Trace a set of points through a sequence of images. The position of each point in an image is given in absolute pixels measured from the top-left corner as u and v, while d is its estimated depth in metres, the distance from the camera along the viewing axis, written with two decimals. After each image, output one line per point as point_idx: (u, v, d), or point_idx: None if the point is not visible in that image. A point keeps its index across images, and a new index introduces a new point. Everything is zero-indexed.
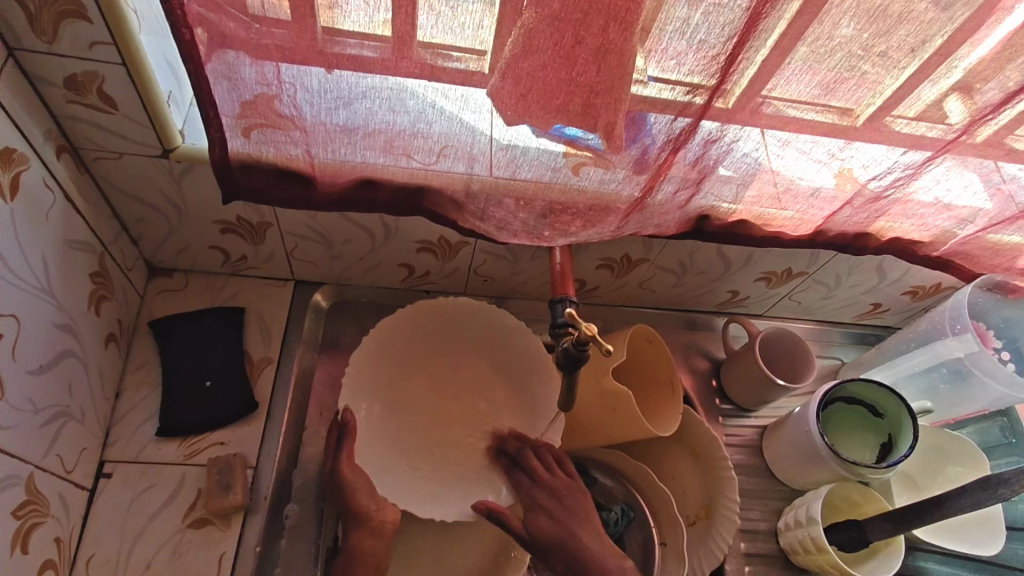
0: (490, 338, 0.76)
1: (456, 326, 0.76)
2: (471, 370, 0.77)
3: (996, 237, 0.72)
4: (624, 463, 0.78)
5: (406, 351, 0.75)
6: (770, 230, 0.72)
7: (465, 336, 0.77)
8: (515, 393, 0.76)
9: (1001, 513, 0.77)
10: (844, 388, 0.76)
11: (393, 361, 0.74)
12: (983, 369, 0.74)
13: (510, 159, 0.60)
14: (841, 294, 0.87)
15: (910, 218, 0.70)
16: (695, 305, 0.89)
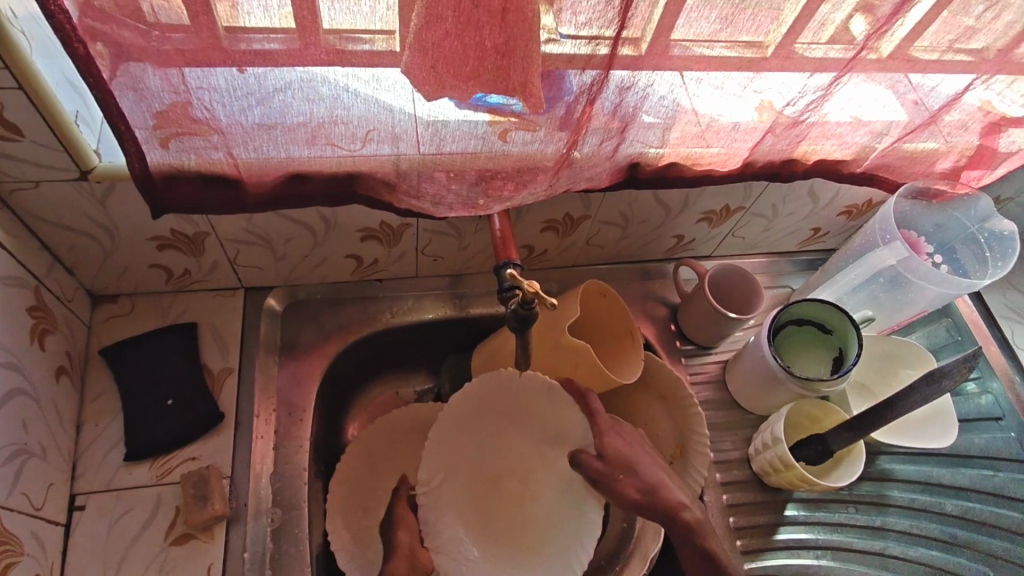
0: (464, 424, 0.69)
1: (450, 431, 0.68)
2: (476, 456, 0.69)
3: (913, 145, 0.74)
4: None
5: (447, 480, 0.68)
6: (700, 169, 0.73)
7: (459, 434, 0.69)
8: (517, 434, 0.69)
9: (950, 404, 0.82)
10: (792, 311, 0.79)
11: (449, 504, 0.67)
12: (916, 273, 0.77)
13: (434, 134, 0.60)
14: (781, 224, 0.90)
15: (831, 138, 0.73)
16: (644, 255, 0.91)
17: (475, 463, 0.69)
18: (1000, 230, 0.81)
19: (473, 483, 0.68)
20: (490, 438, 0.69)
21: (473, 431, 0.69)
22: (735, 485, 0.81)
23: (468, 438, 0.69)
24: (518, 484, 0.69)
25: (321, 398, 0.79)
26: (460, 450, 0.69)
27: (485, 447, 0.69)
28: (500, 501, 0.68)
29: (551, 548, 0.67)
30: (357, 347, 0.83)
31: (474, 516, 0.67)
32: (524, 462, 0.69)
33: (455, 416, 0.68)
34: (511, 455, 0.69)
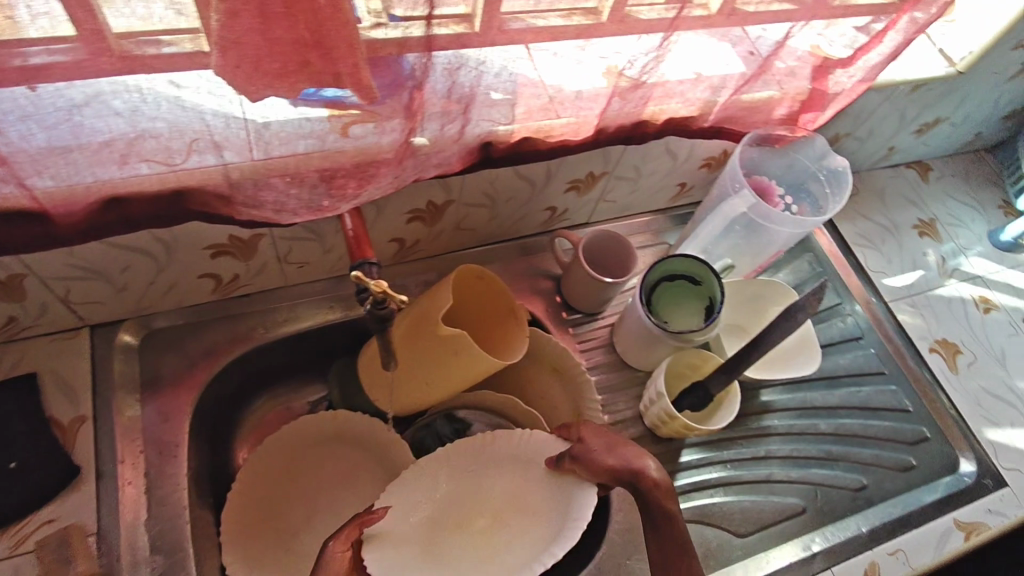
0: (489, 455, 0.68)
1: (461, 457, 0.69)
2: (478, 485, 0.67)
3: (750, 96, 0.77)
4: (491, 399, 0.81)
5: (415, 505, 0.66)
6: (554, 141, 0.73)
7: (473, 465, 0.68)
8: (528, 471, 0.66)
9: (814, 333, 0.88)
10: (662, 268, 0.81)
11: (416, 518, 0.65)
12: (766, 218, 0.81)
13: (258, 138, 0.56)
14: (647, 184, 0.92)
15: (675, 97, 0.74)
16: (521, 231, 0.91)
17: (476, 498, 0.67)
18: (835, 167, 0.87)
19: (437, 526, 0.65)
20: (503, 475, 0.67)
21: (488, 466, 0.68)
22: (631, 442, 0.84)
23: (478, 465, 0.68)
24: (487, 524, 0.64)
25: (197, 429, 0.74)
26: (454, 475, 0.68)
27: (494, 483, 0.67)
28: (468, 541, 0.64)
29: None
30: (232, 369, 0.78)
31: (433, 541, 0.64)
32: (519, 502, 0.65)
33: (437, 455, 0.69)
34: (509, 497, 0.66)
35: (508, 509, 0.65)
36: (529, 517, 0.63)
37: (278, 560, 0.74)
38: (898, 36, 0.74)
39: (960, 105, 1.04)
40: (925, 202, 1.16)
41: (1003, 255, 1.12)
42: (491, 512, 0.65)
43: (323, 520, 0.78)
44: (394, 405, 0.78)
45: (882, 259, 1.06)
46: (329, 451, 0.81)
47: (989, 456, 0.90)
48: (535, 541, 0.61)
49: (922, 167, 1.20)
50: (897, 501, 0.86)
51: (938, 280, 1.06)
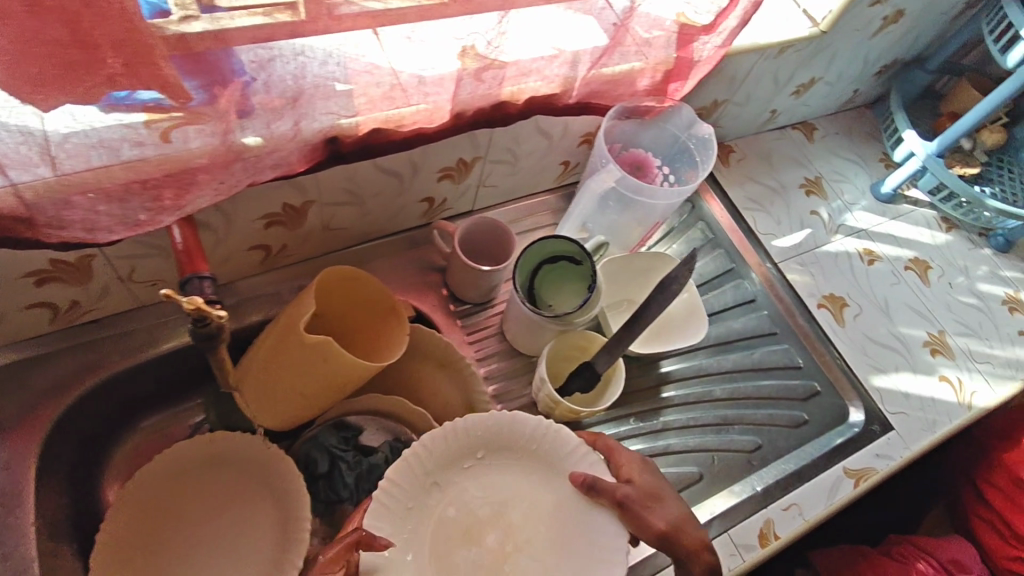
0: (500, 449, 0.66)
1: (471, 452, 0.65)
2: (495, 493, 0.65)
3: (609, 69, 0.76)
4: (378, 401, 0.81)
5: (412, 530, 0.62)
6: (408, 131, 0.69)
7: (485, 459, 0.65)
8: (547, 476, 0.65)
9: (701, 303, 0.88)
10: (540, 250, 0.80)
11: (423, 544, 0.61)
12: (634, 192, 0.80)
13: (40, 148, 0.49)
14: (526, 164, 0.90)
15: (531, 75, 0.72)
16: (402, 224, 0.88)
17: (483, 505, 0.64)
18: (703, 135, 0.86)
19: (444, 541, 0.62)
20: (520, 477, 0.65)
21: (505, 464, 0.65)
22: None
23: (494, 466, 0.65)
24: (499, 539, 0.62)
25: (50, 470, 0.69)
26: (467, 479, 0.65)
27: (516, 488, 0.65)
28: (482, 566, 0.61)
29: None
30: (88, 402, 0.72)
31: (432, 568, 0.61)
32: (536, 515, 0.64)
33: (490, 432, 0.65)
34: (527, 507, 0.64)
35: (518, 527, 0.63)
36: (544, 533, 0.63)
37: None
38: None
39: (832, 64, 1.06)
40: (811, 160, 1.18)
41: (886, 207, 1.16)
42: (508, 522, 0.63)
43: (201, 552, 0.73)
44: (275, 420, 0.75)
45: (771, 221, 1.08)
46: (207, 477, 0.75)
47: (876, 403, 0.93)
48: (556, 558, 0.61)
49: (807, 126, 1.22)
50: (790, 458, 0.88)
51: (825, 237, 1.09)
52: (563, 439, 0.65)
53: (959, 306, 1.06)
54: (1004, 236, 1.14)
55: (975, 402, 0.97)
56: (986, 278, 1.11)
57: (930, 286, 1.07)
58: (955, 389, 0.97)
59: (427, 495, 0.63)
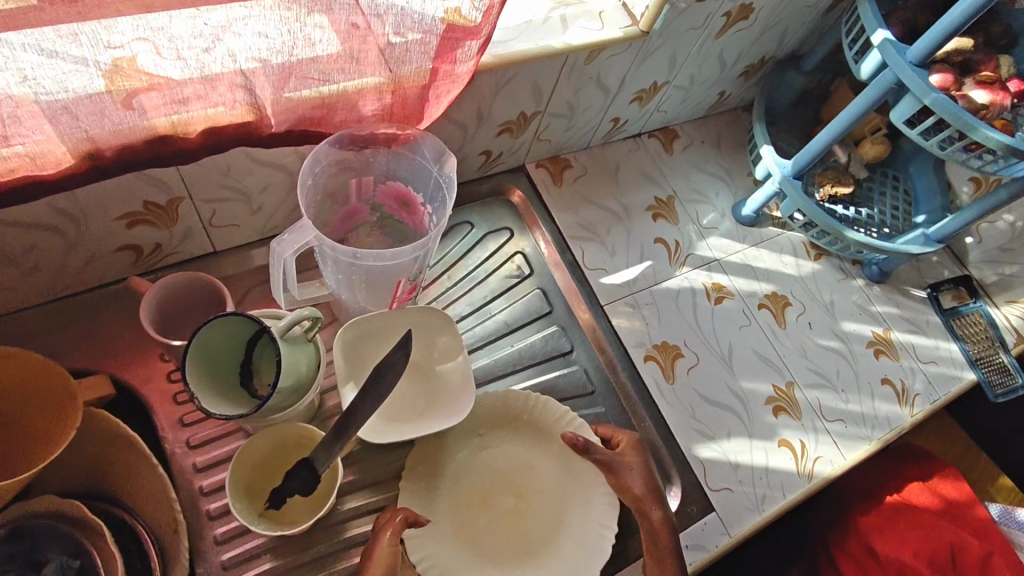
0: (468, 431, 0.76)
1: (457, 432, 0.75)
2: (469, 482, 0.74)
3: (311, 92, 0.59)
4: (53, 504, 0.64)
5: (429, 497, 0.71)
6: (10, 180, 0.51)
7: (464, 441, 0.75)
8: (538, 439, 0.76)
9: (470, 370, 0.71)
10: (236, 321, 0.59)
11: (441, 519, 0.71)
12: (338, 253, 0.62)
13: None
14: (268, 200, 0.72)
15: (190, 102, 0.54)
16: (106, 278, 0.70)
17: (468, 483, 0.74)
18: (448, 171, 0.67)
19: (466, 505, 0.72)
20: (503, 450, 0.76)
21: (502, 435, 0.76)
22: (243, 536, 0.66)
23: (468, 449, 0.75)
24: (512, 498, 0.74)
25: None
26: (461, 455, 0.75)
27: (504, 459, 0.75)
28: (505, 514, 0.73)
29: (542, 550, 0.71)
30: None
31: (473, 515, 0.72)
32: (534, 475, 0.75)
33: (487, 407, 0.76)
34: (521, 468, 0.75)
35: (537, 482, 0.75)
36: (553, 486, 0.74)
37: None
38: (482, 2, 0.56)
39: (675, 65, 0.89)
40: (666, 176, 1.02)
41: (748, 231, 1.01)
42: (493, 500, 0.73)
43: None
44: None
45: (604, 252, 0.92)
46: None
47: (697, 479, 0.79)
48: (561, 517, 0.73)
49: (669, 134, 1.05)
50: None
51: (667, 270, 0.93)
52: (549, 411, 0.76)
53: (815, 352, 0.92)
54: (878, 265, 1.00)
55: (817, 471, 0.84)
56: (852, 315, 0.97)
57: (786, 328, 0.93)
58: (796, 455, 0.84)
59: (432, 472, 0.73)
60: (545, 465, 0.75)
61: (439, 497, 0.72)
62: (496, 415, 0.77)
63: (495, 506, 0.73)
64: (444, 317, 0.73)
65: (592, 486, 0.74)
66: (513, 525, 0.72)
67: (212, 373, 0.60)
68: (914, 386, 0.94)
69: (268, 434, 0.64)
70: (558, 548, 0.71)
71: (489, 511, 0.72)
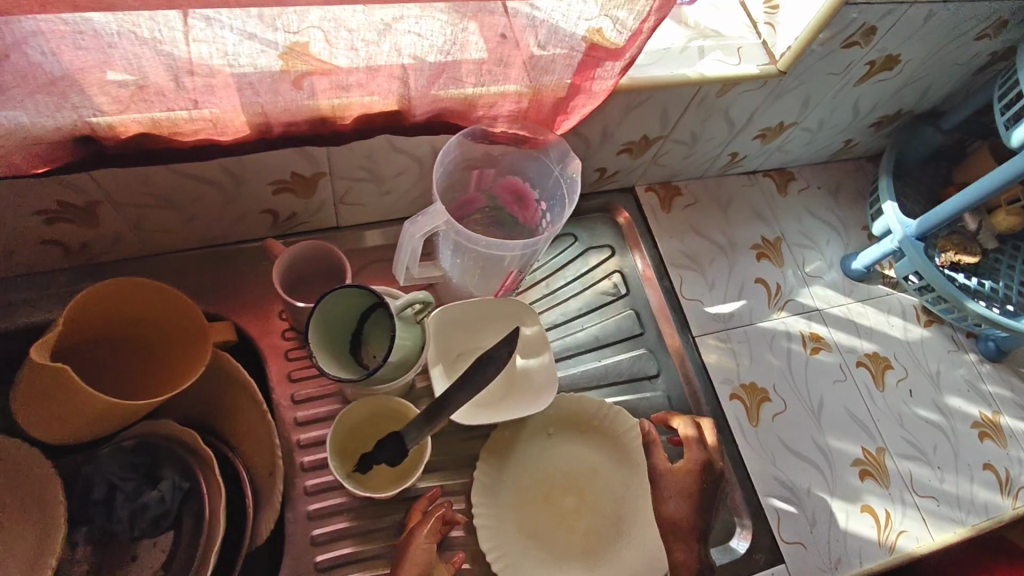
0: (540, 428, 0.77)
1: (530, 428, 0.76)
2: (535, 477, 0.75)
3: (459, 92, 0.63)
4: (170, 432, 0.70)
5: (497, 487, 0.73)
6: (193, 139, 0.58)
7: (535, 437, 0.76)
8: (605, 445, 0.77)
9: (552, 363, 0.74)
10: (358, 295, 0.64)
11: (508, 510, 0.72)
12: (461, 237, 0.64)
13: None
14: (396, 185, 0.77)
15: (352, 89, 0.59)
16: (246, 236, 0.77)
17: (534, 479, 0.75)
18: (570, 172, 0.69)
19: (532, 499, 0.73)
20: (570, 450, 0.77)
21: (571, 435, 0.77)
22: (329, 494, 0.70)
23: (538, 445, 0.76)
24: (576, 499, 0.74)
25: None
26: (530, 451, 0.76)
27: (571, 460, 0.76)
28: (567, 513, 0.74)
29: (601, 553, 0.72)
30: None
31: (537, 509, 0.73)
32: (598, 479, 0.76)
33: (561, 407, 0.77)
34: (586, 471, 0.76)
35: (600, 486, 0.75)
36: (616, 492, 0.75)
37: None
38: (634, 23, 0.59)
39: (807, 107, 0.88)
40: (776, 217, 1.00)
41: (855, 285, 0.97)
42: (556, 498, 0.74)
43: None
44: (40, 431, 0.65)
45: (703, 284, 0.92)
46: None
47: (770, 528, 0.77)
48: (622, 524, 0.73)
49: (785, 175, 1.04)
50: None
51: (764, 311, 0.92)
52: (619, 420, 0.77)
53: (912, 420, 0.88)
54: (995, 342, 0.94)
55: (900, 545, 0.80)
56: (958, 390, 0.92)
57: (883, 391, 0.89)
58: (879, 524, 0.80)
59: (503, 462, 0.74)
60: (610, 471, 0.76)
61: (506, 487, 0.73)
62: (567, 417, 0.78)
63: (559, 504, 0.74)
64: (532, 312, 0.76)
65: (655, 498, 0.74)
66: (575, 526, 0.73)
67: (327, 335, 0.64)
68: (1020, 478, 0.87)
69: (362, 402, 0.68)
70: (618, 554, 0.71)
71: (552, 509, 0.74)
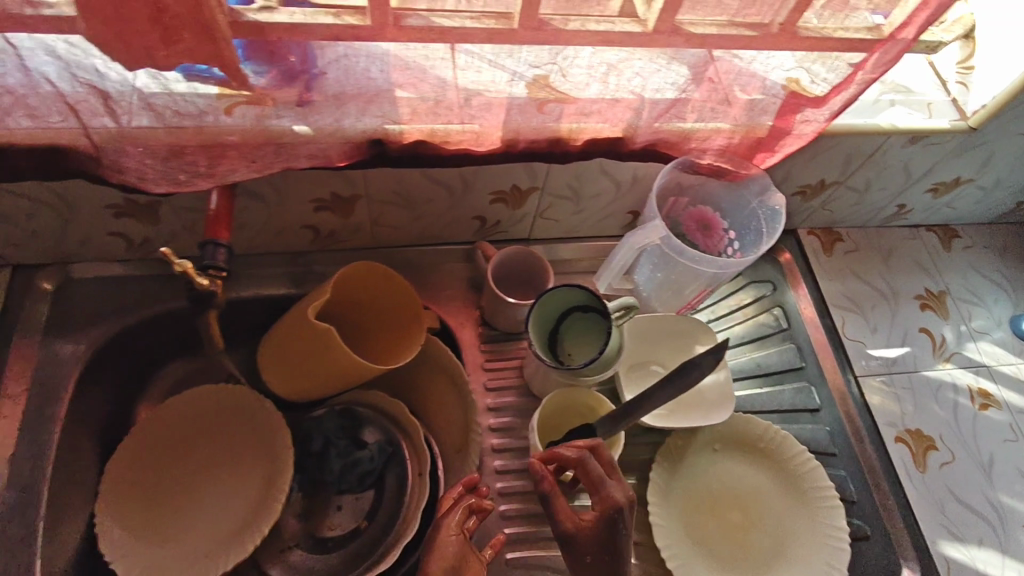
0: (706, 443, 0.81)
1: (698, 441, 0.80)
2: (702, 489, 0.78)
3: (680, 125, 0.70)
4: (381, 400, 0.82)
5: (668, 493, 0.77)
6: (455, 148, 0.68)
7: (701, 451, 0.80)
8: (769, 467, 0.80)
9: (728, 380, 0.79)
10: (569, 296, 0.75)
11: (678, 516, 0.76)
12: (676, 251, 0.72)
13: (108, 103, 0.56)
14: (590, 206, 0.87)
15: (591, 116, 0.68)
16: (453, 238, 0.89)
17: (701, 491, 0.78)
18: (773, 204, 0.77)
19: (699, 509, 0.77)
20: (735, 468, 0.80)
21: (736, 454, 0.81)
22: (514, 474, 0.77)
23: (704, 459, 0.80)
24: (741, 515, 0.77)
25: (93, 379, 0.78)
26: (697, 463, 0.80)
27: (735, 477, 0.80)
28: (732, 527, 0.77)
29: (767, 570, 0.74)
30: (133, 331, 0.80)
31: (704, 520, 0.76)
32: (761, 499, 0.79)
33: (728, 426, 0.81)
34: (750, 489, 0.79)
35: (764, 506, 0.78)
36: (779, 513, 0.78)
37: (168, 523, 0.77)
38: (846, 69, 0.66)
39: (988, 165, 0.90)
40: (940, 271, 1.01)
41: None
42: (722, 511, 0.77)
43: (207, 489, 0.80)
44: (280, 383, 0.77)
45: (866, 327, 0.94)
46: (216, 423, 0.82)
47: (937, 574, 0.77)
48: (787, 545, 0.76)
49: (950, 232, 1.05)
50: None
51: (929, 360, 0.92)
52: (785, 444, 0.80)
53: None
54: None
55: None
56: None
57: None
58: None
59: (673, 470, 0.78)
60: (773, 492, 0.79)
61: (675, 494, 0.77)
62: (733, 436, 0.81)
63: (724, 517, 0.77)
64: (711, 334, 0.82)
65: (821, 525, 0.76)
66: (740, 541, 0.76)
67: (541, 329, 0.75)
68: None
69: (558, 395, 0.76)
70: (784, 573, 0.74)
71: (718, 521, 0.77)
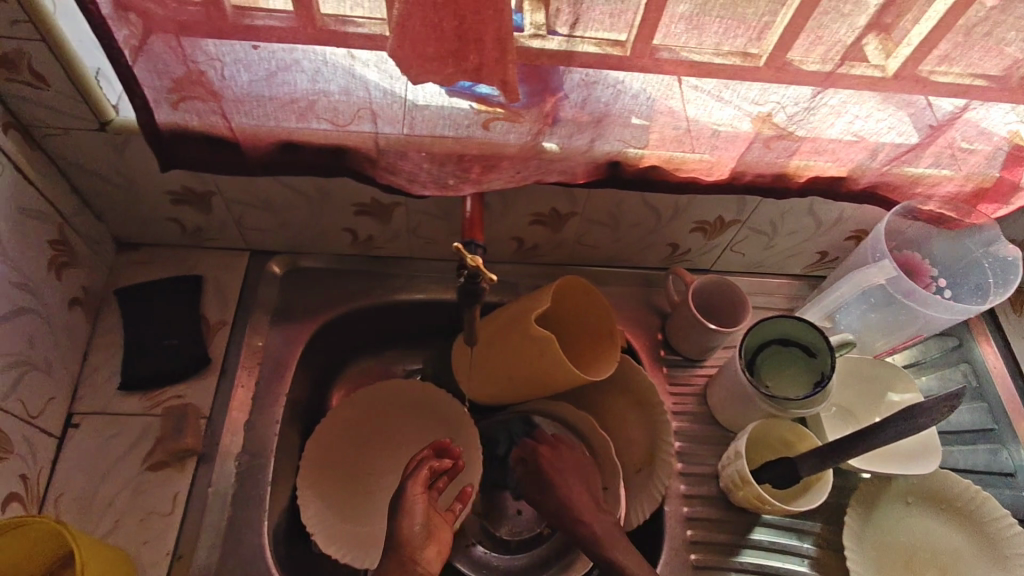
0: (899, 493, 0.79)
1: (890, 491, 0.79)
2: (893, 541, 0.77)
3: (910, 169, 0.71)
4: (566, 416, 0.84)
5: (858, 539, 0.76)
6: (684, 175, 0.72)
7: (894, 501, 0.78)
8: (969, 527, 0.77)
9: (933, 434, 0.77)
10: (778, 327, 0.77)
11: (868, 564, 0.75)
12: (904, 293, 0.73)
13: (405, 112, 0.63)
14: (784, 242, 0.88)
15: (824, 155, 0.70)
16: (642, 261, 0.92)
17: (893, 542, 0.77)
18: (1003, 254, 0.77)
19: (890, 560, 0.76)
20: (930, 523, 0.78)
21: (931, 509, 0.78)
22: (699, 498, 0.79)
23: (896, 510, 0.78)
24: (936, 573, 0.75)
25: (309, 358, 0.85)
26: (889, 513, 0.78)
27: (930, 532, 0.77)
28: None
29: None
30: (345, 318, 0.87)
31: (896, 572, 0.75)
32: (960, 560, 0.75)
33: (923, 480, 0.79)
34: (947, 548, 0.76)
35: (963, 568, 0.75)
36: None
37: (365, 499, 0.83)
38: None
39: None
40: None
41: None
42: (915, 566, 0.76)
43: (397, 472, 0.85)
44: (473, 379, 0.81)
45: None
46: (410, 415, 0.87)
47: None
48: None
49: None
50: None
51: None
52: (989, 507, 0.76)
53: None
54: None
55: None
56: None
57: None
58: None
59: (863, 517, 0.77)
60: (974, 555, 0.75)
61: (866, 542, 0.76)
62: (929, 490, 0.79)
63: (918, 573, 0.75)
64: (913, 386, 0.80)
65: None
66: None
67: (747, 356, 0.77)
68: None
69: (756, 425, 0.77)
70: None
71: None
